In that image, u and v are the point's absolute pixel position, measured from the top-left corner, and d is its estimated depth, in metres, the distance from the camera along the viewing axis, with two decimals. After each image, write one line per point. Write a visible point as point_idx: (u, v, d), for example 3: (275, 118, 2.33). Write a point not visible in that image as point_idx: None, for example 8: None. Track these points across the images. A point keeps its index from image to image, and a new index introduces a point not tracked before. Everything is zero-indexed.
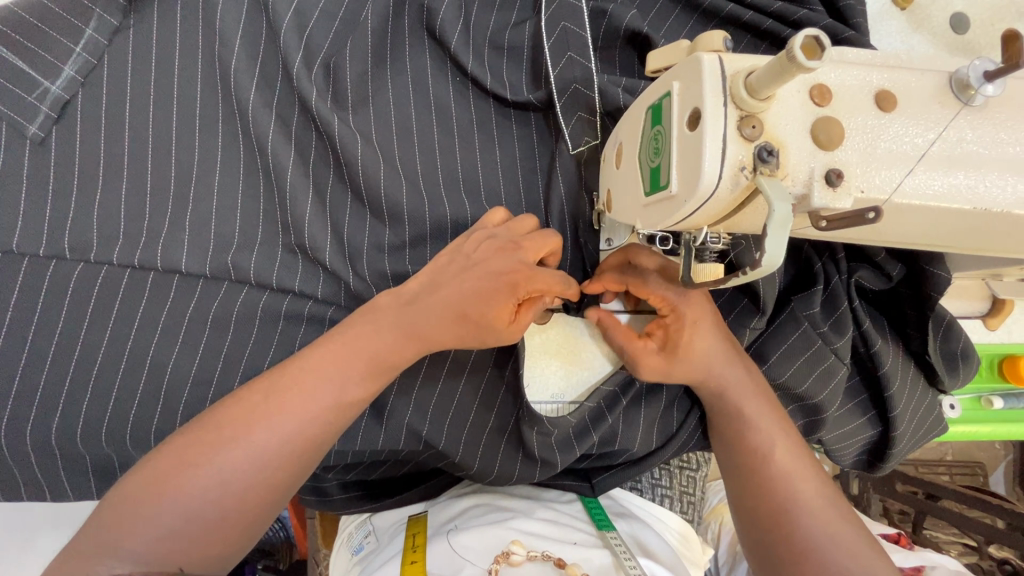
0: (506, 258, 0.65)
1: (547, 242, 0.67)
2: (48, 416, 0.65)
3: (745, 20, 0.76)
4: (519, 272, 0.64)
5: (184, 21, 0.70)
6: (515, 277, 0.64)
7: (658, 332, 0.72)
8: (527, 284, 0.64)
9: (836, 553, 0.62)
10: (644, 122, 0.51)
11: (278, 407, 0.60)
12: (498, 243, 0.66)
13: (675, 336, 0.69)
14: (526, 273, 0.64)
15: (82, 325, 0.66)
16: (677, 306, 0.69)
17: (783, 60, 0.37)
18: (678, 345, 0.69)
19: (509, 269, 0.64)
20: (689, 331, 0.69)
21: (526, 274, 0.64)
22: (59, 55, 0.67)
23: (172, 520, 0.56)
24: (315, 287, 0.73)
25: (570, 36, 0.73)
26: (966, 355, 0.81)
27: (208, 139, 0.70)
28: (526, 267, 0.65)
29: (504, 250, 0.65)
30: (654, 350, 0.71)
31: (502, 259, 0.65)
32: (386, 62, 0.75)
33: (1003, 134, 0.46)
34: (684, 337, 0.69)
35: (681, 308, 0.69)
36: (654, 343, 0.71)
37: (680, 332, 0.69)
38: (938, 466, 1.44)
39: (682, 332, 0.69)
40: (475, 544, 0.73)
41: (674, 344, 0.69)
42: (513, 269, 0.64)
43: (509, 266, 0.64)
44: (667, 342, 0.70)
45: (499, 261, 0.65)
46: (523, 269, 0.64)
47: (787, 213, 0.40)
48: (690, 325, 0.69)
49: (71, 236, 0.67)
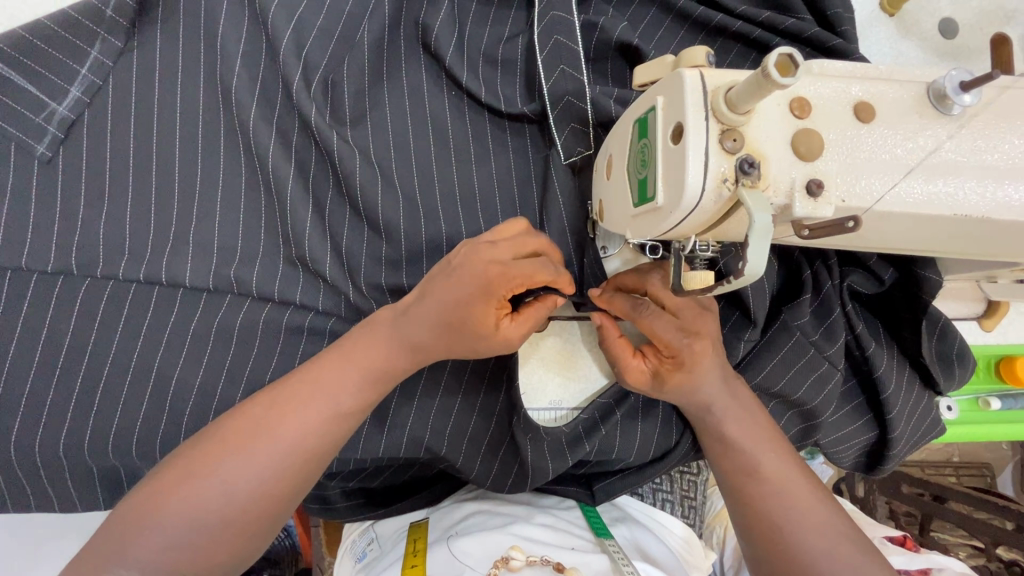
0: (482, 258, 0.61)
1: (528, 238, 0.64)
2: (57, 428, 0.67)
3: (735, 30, 0.78)
4: (497, 275, 0.61)
5: (187, 42, 0.72)
6: (490, 276, 0.61)
7: (652, 358, 0.72)
8: (502, 283, 0.61)
9: (826, 558, 0.63)
10: (631, 135, 0.52)
11: (281, 418, 0.62)
12: (475, 244, 0.63)
13: (666, 375, 0.70)
14: (499, 269, 0.61)
15: (89, 339, 0.68)
16: (678, 352, 0.68)
17: (759, 78, 0.38)
18: (668, 379, 0.70)
19: (482, 270, 0.61)
20: (681, 376, 0.69)
21: (500, 272, 0.61)
22: (66, 77, 0.69)
23: (179, 530, 0.57)
24: (317, 299, 0.74)
25: (563, 48, 0.74)
26: (962, 355, 0.81)
27: (210, 156, 0.72)
28: (499, 263, 0.61)
29: (478, 250, 0.62)
30: (642, 377, 0.72)
31: (476, 260, 0.61)
32: (382, 77, 0.77)
33: (980, 141, 0.47)
34: (675, 379, 0.69)
35: (681, 354, 0.68)
36: (647, 369, 0.72)
37: (672, 373, 0.69)
38: (944, 468, 1.43)
39: (675, 375, 0.69)
40: (474, 550, 0.73)
41: (663, 379, 0.70)
42: (486, 269, 0.61)
43: (482, 268, 0.61)
44: (658, 376, 0.71)
45: (473, 262, 0.61)
46: (496, 266, 0.61)
47: (768, 223, 0.42)
48: (687, 371, 0.68)
49: (78, 252, 0.69)
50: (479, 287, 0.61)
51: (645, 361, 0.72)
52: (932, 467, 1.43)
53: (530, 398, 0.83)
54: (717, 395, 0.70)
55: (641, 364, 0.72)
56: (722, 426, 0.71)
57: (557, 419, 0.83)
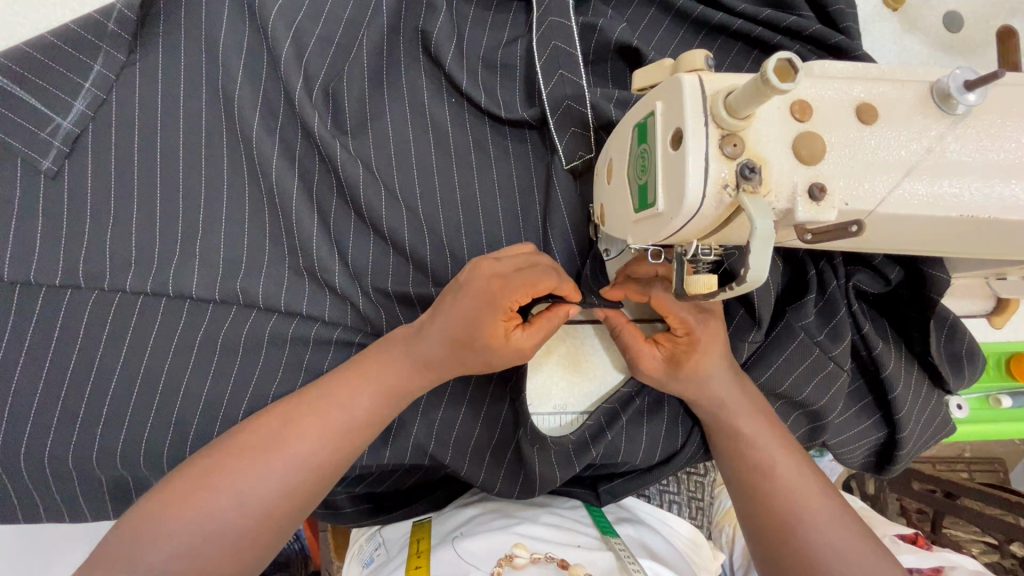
0: (485, 272, 0.61)
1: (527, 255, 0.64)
2: (67, 440, 0.68)
3: (735, 29, 0.77)
4: (500, 288, 0.60)
5: (188, 54, 0.72)
6: (493, 290, 0.60)
7: (666, 344, 0.71)
8: (507, 295, 0.60)
9: (838, 558, 0.63)
10: (631, 140, 0.52)
11: (296, 434, 0.62)
12: (478, 261, 0.63)
13: (681, 358, 0.69)
14: (500, 283, 0.60)
15: (97, 351, 0.69)
16: (692, 331, 0.68)
17: (758, 83, 0.38)
18: (683, 363, 0.69)
19: (485, 284, 0.61)
20: (697, 358, 0.68)
21: (502, 285, 0.60)
22: (70, 91, 0.69)
23: (189, 540, 0.57)
24: (322, 310, 0.74)
25: (561, 53, 0.74)
26: (972, 354, 0.80)
27: (214, 166, 0.73)
28: (501, 276, 0.61)
29: (481, 265, 0.62)
30: (656, 364, 0.71)
31: (478, 276, 0.61)
32: (383, 85, 0.77)
33: (987, 141, 0.47)
34: (690, 361, 0.69)
35: (696, 333, 0.68)
36: (660, 356, 0.71)
37: (688, 354, 0.69)
38: (955, 464, 1.42)
39: (690, 356, 0.68)
40: (478, 550, 0.74)
41: (678, 363, 0.70)
42: (489, 284, 0.60)
43: (483, 282, 0.61)
44: (672, 361, 0.70)
45: (476, 277, 0.62)
46: (499, 280, 0.61)
47: (769, 229, 0.41)
48: (702, 352, 0.68)
49: (85, 265, 0.69)
50: (483, 300, 0.61)
51: (658, 348, 0.72)
52: (943, 463, 1.41)
53: (536, 403, 0.84)
54: (728, 390, 0.70)
55: (654, 351, 0.72)
56: (731, 424, 0.71)
57: (563, 425, 0.83)
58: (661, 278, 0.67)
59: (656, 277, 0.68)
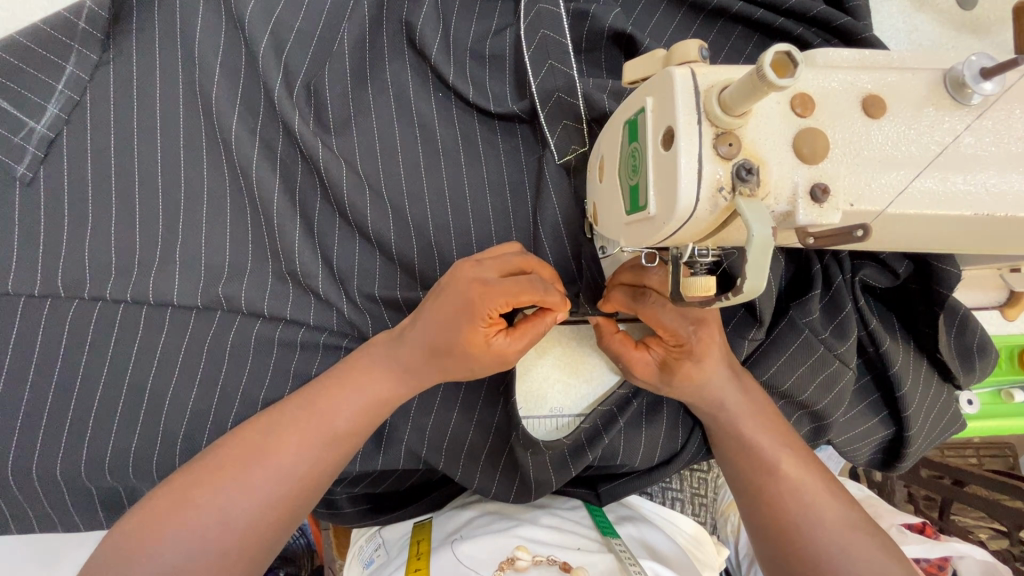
0: (465, 277, 0.58)
1: (514, 258, 0.60)
2: (54, 452, 0.66)
3: (735, 11, 0.73)
4: (478, 293, 0.57)
5: (164, 51, 0.69)
6: (472, 296, 0.57)
7: (658, 348, 0.69)
8: (486, 302, 0.56)
9: (845, 559, 0.61)
10: (622, 137, 0.49)
11: (277, 446, 0.61)
12: (461, 263, 0.60)
13: (673, 365, 0.67)
14: (481, 288, 0.57)
15: (79, 362, 0.67)
16: (685, 342, 0.65)
17: (754, 78, 0.35)
18: (677, 370, 0.66)
19: (465, 290, 0.58)
20: (690, 367, 0.66)
21: (481, 290, 0.57)
22: (41, 93, 0.67)
23: (174, 557, 0.56)
24: (308, 314, 0.72)
25: (551, 42, 0.71)
26: (983, 348, 0.77)
27: (194, 168, 0.70)
28: (483, 281, 0.57)
29: (462, 269, 0.59)
30: (650, 370, 0.69)
31: (460, 279, 0.59)
32: (366, 80, 0.74)
33: (1004, 134, 0.43)
34: (683, 369, 0.66)
35: (690, 344, 0.65)
36: (653, 361, 0.69)
37: (680, 362, 0.66)
38: (964, 449, 1.39)
39: (682, 365, 0.66)
40: (479, 552, 0.72)
41: (671, 370, 0.67)
42: (468, 288, 0.57)
43: (464, 287, 0.58)
44: (665, 367, 0.68)
45: (457, 282, 0.59)
46: (479, 285, 0.57)
47: (767, 235, 0.38)
48: (695, 361, 0.65)
49: (64, 274, 0.68)
50: (463, 307, 0.57)
51: (650, 352, 0.69)
52: (952, 449, 1.38)
53: (531, 406, 0.80)
54: (730, 392, 0.68)
55: (646, 357, 0.69)
56: (730, 423, 0.69)
57: (560, 428, 0.80)
58: (651, 289, 0.64)
59: (646, 287, 0.64)
